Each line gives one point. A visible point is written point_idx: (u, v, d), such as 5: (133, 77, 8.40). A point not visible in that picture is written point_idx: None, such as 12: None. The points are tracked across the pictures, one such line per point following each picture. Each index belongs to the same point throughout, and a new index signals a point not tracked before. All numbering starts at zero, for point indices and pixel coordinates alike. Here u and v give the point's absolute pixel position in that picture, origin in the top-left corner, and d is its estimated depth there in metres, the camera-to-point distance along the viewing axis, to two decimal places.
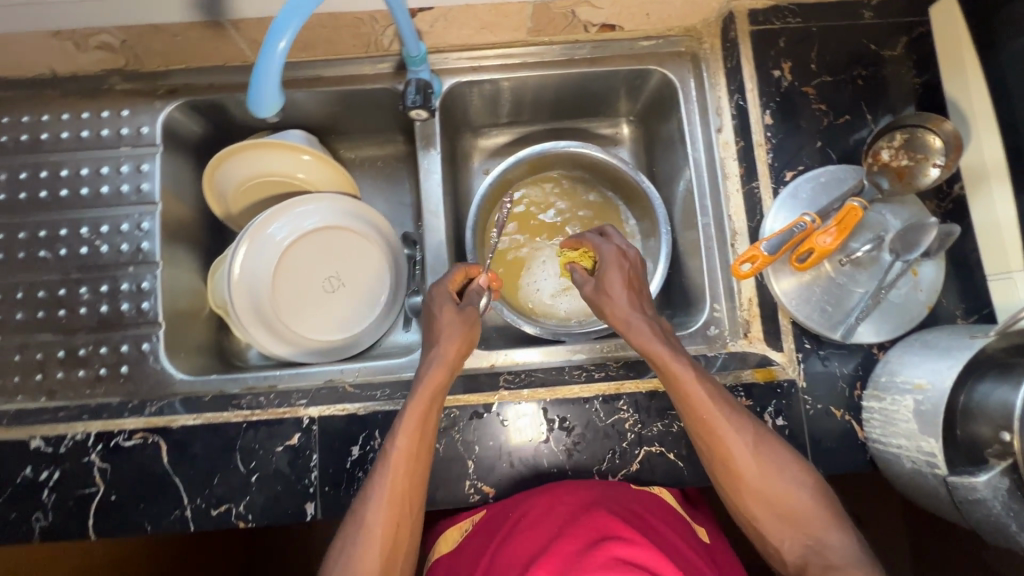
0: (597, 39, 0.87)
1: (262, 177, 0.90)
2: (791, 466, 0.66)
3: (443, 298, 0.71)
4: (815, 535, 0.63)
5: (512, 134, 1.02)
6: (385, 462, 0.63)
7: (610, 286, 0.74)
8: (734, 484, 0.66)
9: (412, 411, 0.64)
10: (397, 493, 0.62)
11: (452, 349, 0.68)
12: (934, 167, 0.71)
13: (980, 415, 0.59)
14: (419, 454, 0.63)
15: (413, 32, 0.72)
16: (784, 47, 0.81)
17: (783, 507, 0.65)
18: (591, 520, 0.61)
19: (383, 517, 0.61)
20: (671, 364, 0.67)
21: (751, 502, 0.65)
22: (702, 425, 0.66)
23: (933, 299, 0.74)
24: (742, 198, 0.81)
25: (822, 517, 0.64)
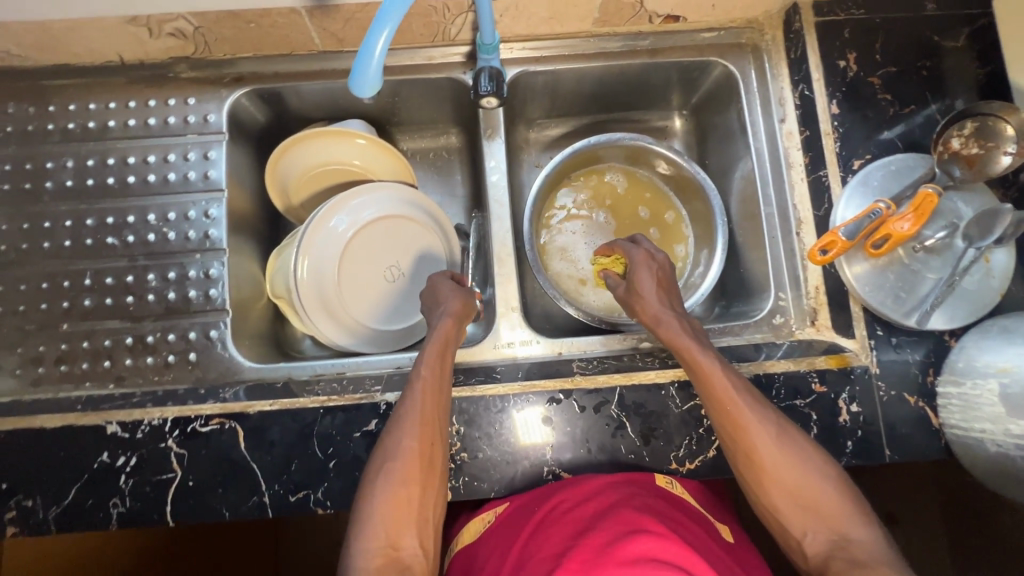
0: (659, 30, 0.88)
1: (321, 166, 0.91)
2: (815, 458, 0.64)
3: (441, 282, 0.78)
4: (841, 530, 0.61)
5: (566, 126, 1.03)
6: (397, 431, 0.63)
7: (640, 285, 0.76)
8: (756, 474, 0.64)
9: (422, 385, 0.66)
10: (412, 464, 0.62)
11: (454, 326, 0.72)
12: (1005, 154, 0.71)
13: None
14: (431, 426, 0.64)
15: (491, 19, 0.73)
16: (849, 38, 0.82)
17: (806, 499, 0.63)
18: (619, 515, 0.59)
19: (400, 489, 0.60)
20: (691, 351, 0.69)
21: (774, 493, 0.63)
22: (722, 410, 0.66)
23: (1005, 286, 0.74)
24: (808, 186, 0.82)
25: (847, 511, 0.62)
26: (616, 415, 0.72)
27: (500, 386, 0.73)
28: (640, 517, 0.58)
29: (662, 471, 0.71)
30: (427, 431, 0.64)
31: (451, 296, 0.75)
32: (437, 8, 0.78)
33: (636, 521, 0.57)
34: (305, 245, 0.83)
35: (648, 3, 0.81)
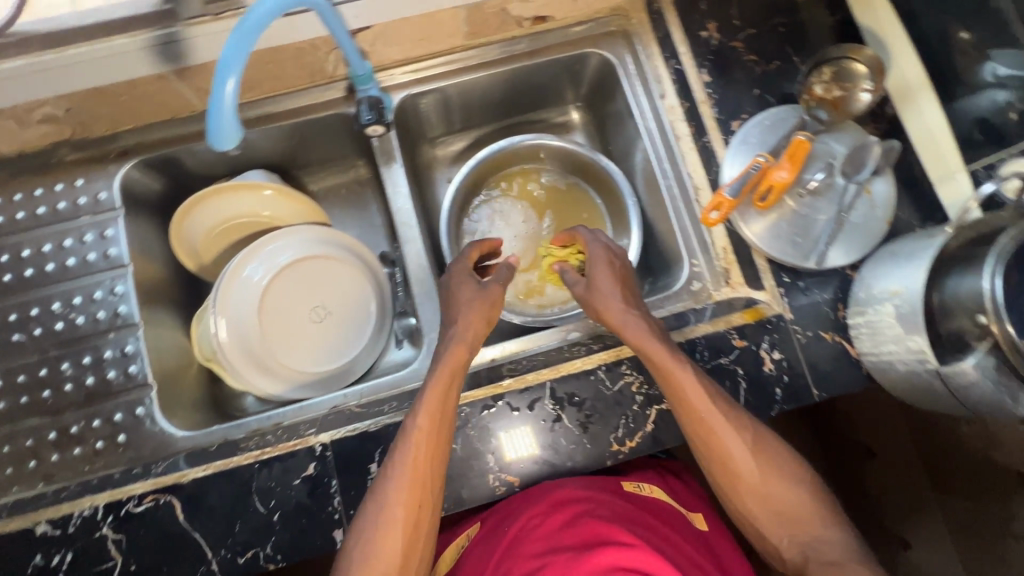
0: (532, 32, 0.90)
1: (229, 222, 0.90)
2: (787, 464, 0.69)
3: (468, 283, 0.77)
4: (811, 532, 0.65)
5: (469, 138, 1.05)
6: (404, 448, 0.65)
7: (600, 282, 0.78)
8: (728, 481, 0.69)
9: (430, 403, 0.67)
10: (414, 482, 0.64)
11: (467, 337, 0.73)
12: (864, 92, 0.76)
13: (955, 307, 0.62)
14: (437, 446, 0.66)
15: (356, 52, 0.75)
16: (706, 10, 0.86)
17: (779, 506, 0.67)
18: (589, 522, 0.65)
19: (401, 507, 0.63)
20: (660, 352, 0.69)
21: (745, 496, 0.68)
22: (694, 421, 0.68)
23: (891, 213, 0.78)
24: (698, 154, 0.84)
25: (816, 514, 0.66)
26: (551, 409, 0.73)
27: None
28: (607, 527, 0.63)
29: (605, 454, 0.72)
30: (432, 451, 0.66)
31: (490, 294, 0.77)
32: (306, 48, 0.79)
33: (605, 532, 0.62)
34: (221, 303, 0.83)
35: (511, 8, 0.83)
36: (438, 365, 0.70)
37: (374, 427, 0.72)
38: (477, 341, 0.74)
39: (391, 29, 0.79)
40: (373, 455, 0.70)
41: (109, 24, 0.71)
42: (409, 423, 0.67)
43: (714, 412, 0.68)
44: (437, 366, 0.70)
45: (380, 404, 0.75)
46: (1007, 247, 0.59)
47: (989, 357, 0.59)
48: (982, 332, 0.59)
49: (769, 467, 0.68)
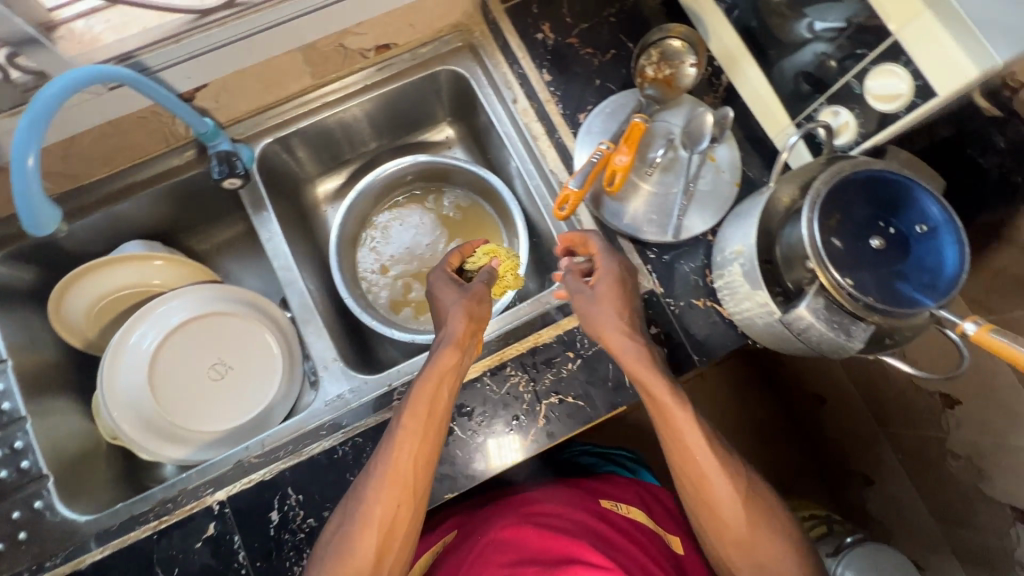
0: (380, 60, 0.92)
1: (112, 295, 0.89)
2: (760, 505, 0.70)
3: (450, 285, 0.78)
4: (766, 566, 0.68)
5: (349, 171, 1.07)
6: (391, 446, 0.66)
7: (603, 298, 0.71)
8: (708, 518, 0.70)
9: (418, 404, 0.68)
10: (398, 482, 0.65)
11: (461, 333, 0.71)
12: (690, 67, 0.82)
13: (795, 261, 0.66)
14: (425, 446, 0.67)
15: (191, 112, 0.76)
16: (538, 12, 0.89)
17: (745, 537, 0.69)
18: (564, 543, 0.72)
19: (379, 506, 0.64)
20: (649, 381, 0.68)
21: (725, 539, 0.70)
22: (684, 456, 0.69)
23: (738, 175, 0.82)
24: (555, 151, 0.87)
25: (785, 562, 0.69)
26: None
27: (326, 441, 0.74)
28: (582, 548, 0.70)
29: (502, 458, 0.73)
30: (421, 454, 0.67)
31: (477, 292, 0.76)
32: (148, 116, 0.79)
33: (579, 553, 0.69)
34: (109, 376, 0.83)
35: (347, 42, 0.84)
36: (433, 362, 0.70)
37: (270, 475, 0.72)
38: (473, 335, 0.73)
39: (229, 83, 0.81)
40: (272, 503, 0.71)
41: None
42: (395, 425, 0.68)
43: (690, 425, 0.69)
44: (433, 363, 0.70)
45: (277, 450, 0.75)
46: (821, 191, 0.63)
47: (818, 299, 0.62)
48: (812, 276, 0.63)
49: (751, 509, 0.69)
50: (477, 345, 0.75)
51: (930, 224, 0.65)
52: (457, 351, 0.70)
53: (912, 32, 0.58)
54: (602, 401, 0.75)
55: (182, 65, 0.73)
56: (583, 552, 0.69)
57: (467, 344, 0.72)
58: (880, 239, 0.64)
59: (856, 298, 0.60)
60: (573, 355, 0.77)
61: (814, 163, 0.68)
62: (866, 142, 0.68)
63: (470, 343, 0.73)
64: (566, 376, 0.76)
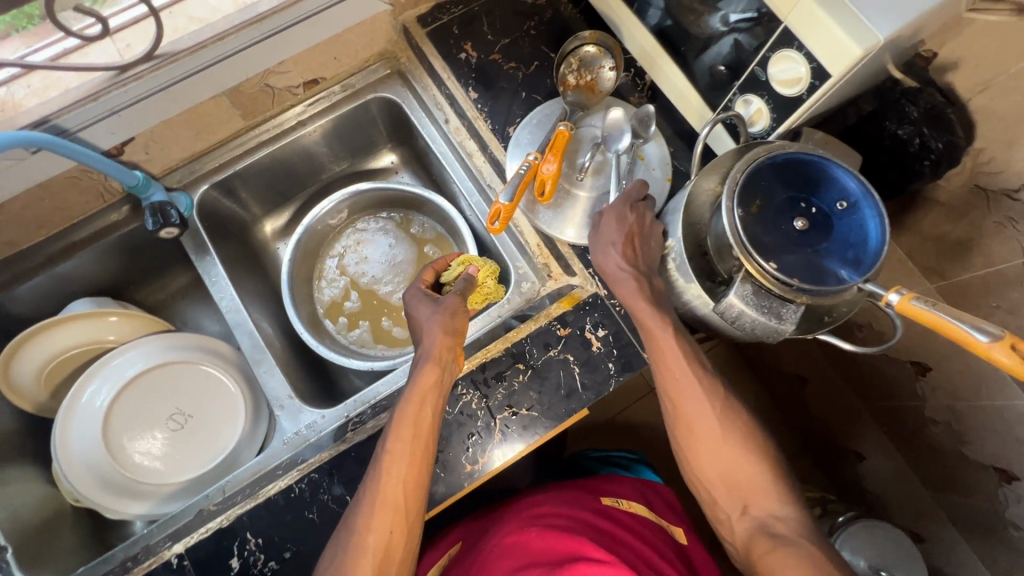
0: (310, 95, 0.93)
1: (61, 355, 0.87)
2: (744, 435, 0.69)
3: (426, 298, 0.77)
4: (767, 515, 0.65)
5: (297, 206, 1.07)
6: (379, 471, 0.66)
7: (605, 232, 0.73)
8: (689, 447, 0.69)
9: (402, 425, 0.67)
10: (390, 504, 0.64)
11: (438, 347, 0.71)
12: (608, 71, 0.83)
13: (724, 249, 0.66)
14: (419, 462, 0.66)
15: (118, 166, 0.77)
16: (459, 33, 0.90)
17: (744, 484, 0.67)
18: (567, 541, 0.71)
19: (372, 532, 0.63)
20: (638, 309, 0.70)
21: (708, 469, 0.68)
22: (669, 385, 0.70)
23: (669, 171, 0.83)
24: (490, 167, 0.88)
25: (771, 491, 0.66)
26: None
27: (281, 481, 0.73)
28: (584, 544, 0.70)
29: (461, 477, 0.73)
30: (411, 474, 0.66)
31: (453, 303, 0.75)
32: (78, 175, 0.79)
33: (583, 548, 0.69)
34: (64, 438, 0.83)
35: (272, 82, 0.85)
36: (414, 381, 0.69)
37: (227, 521, 0.71)
38: (453, 349, 0.73)
39: (157, 133, 0.81)
40: (232, 550, 0.70)
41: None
42: (388, 446, 0.67)
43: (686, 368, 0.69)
44: (413, 381, 0.70)
45: (235, 495, 0.74)
46: (737, 179, 0.64)
47: (745, 285, 0.62)
48: (738, 264, 0.64)
49: (735, 435, 0.68)
50: (460, 358, 0.74)
51: (850, 200, 0.65)
52: (436, 366, 0.70)
53: (798, 17, 0.59)
54: (556, 410, 0.75)
55: (101, 122, 0.73)
56: (586, 548, 0.69)
57: (448, 359, 0.72)
58: (802, 220, 0.65)
59: (782, 281, 0.60)
60: (523, 366, 0.77)
61: (731, 153, 0.69)
62: (778, 127, 0.69)
63: (449, 358, 0.72)
64: (518, 388, 0.76)
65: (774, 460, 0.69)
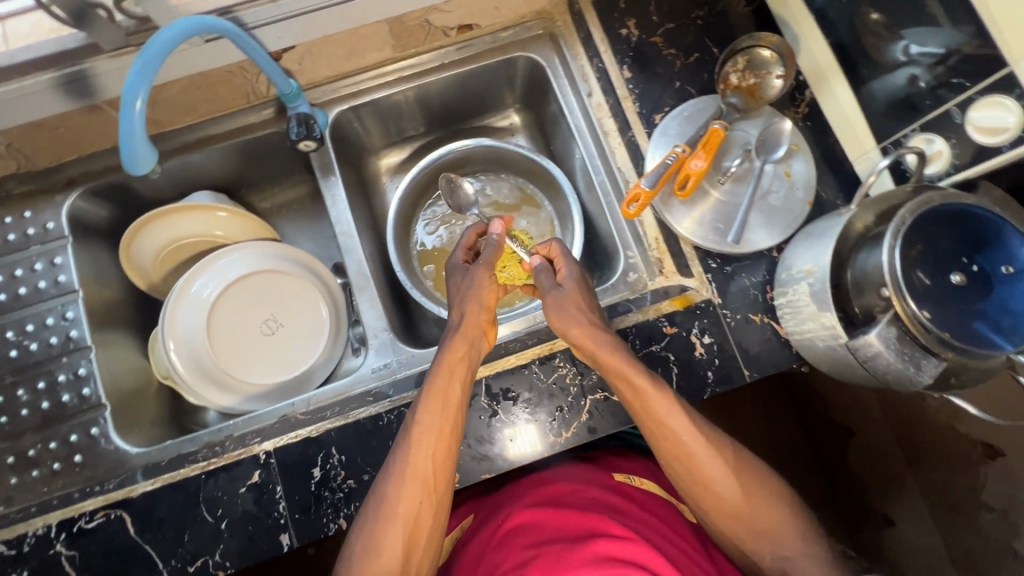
0: (459, 41, 0.92)
1: (178, 242, 0.90)
2: (752, 477, 0.70)
3: (460, 274, 0.80)
4: (784, 548, 0.68)
5: (414, 147, 1.08)
6: (406, 445, 0.67)
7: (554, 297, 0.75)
8: (709, 496, 0.69)
9: (431, 399, 0.68)
10: (418, 477, 0.66)
11: (469, 321, 0.73)
12: (776, 79, 0.79)
13: (866, 284, 0.64)
14: (448, 433, 0.68)
15: (280, 72, 0.77)
16: (624, 7, 0.88)
17: (761, 524, 0.69)
18: (584, 522, 0.68)
19: (403, 502, 0.65)
20: (627, 373, 0.67)
21: (724, 509, 0.69)
22: (659, 431, 0.68)
23: (812, 194, 0.79)
24: (625, 149, 0.86)
25: (790, 531, 0.68)
26: (487, 405, 0.75)
27: (373, 408, 0.75)
28: (600, 521, 0.68)
29: (543, 444, 0.74)
30: (440, 449, 0.67)
31: (487, 280, 0.77)
32: (235, 71, 0.81)
33: (597, 524, 0.67)
34: (170, 320, 0.86)
35: (432, 19, 0.85)
36: (441, 357, 0.71)
37: (316, 433, 0.73)
38: (482, 325, 0.74)
39: (316, 47, 0.82)
40: (316, 460, 0.72)
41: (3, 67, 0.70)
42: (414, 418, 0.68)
43: (671, 427, 0.67)
44: (442, 355, 0.71)
45: (324, 410, 0.77)
46: (905, 219, 0.61)
47: (891, 328, 0.60)
48: (886, 304, 0.61)
49: (745, 481, 0.69)
50: (489, 334, 0.76)
51: (1017, 266, 0.62)
52: (463, 341, 0.72)
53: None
54: None
55: (276, 24, 0.75)
56: (600, 526, 0.67)
57: (475, 333, 0.73)
58: (961, 274, 0.62)
59: (929, 330, 0.59)
60: None
61: (900, 191, 0.66)
62: (956, 175, 0.67)
63: (477, 334, 0.74)
64: None
65: (782, 493, 0.71)
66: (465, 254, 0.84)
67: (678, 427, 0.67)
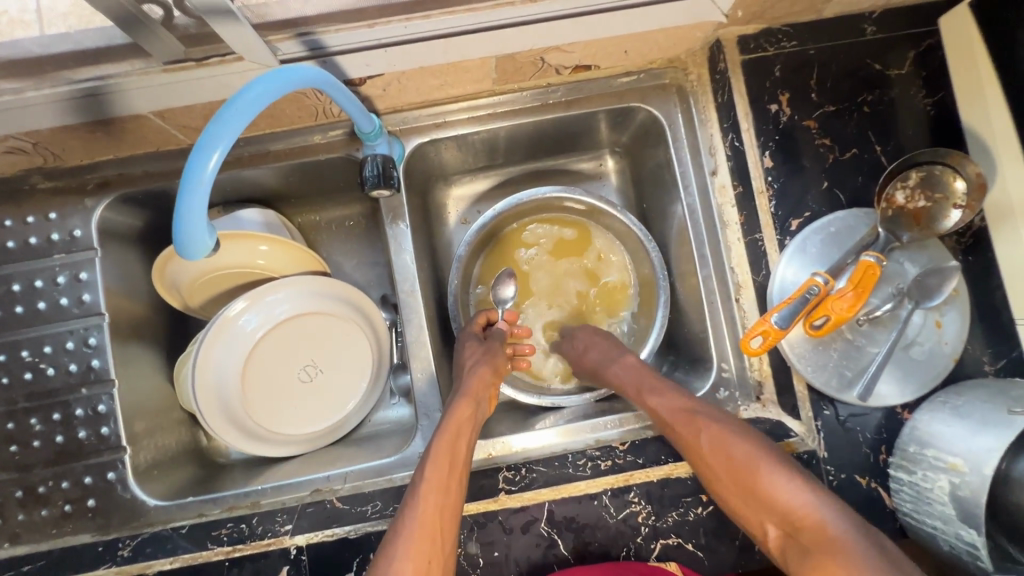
0: (570, 79, 0.77)
1: (214, 272, 0.79)
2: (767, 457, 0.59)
3: (473, 339, 0.78)
4: (839, 559, 0.50)
5: (490, 179, 0.94)
6: (416, 498, 0.59)
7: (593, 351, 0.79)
8: (731, 491, 0.59)
9: (439, 453, 0.63)
10: (428, 530, 0.57)
11: (474, 383, 0.71)
12: (955, 209, 0.65)
13: (1021, 487, 0.54)
14: (450, 483, 0.61)
15: (361, 108, 0.64)
16: (779, 76, 0.72)
17: (804, 528, 0.53)
18: None
19: (410, 562, 0.55)
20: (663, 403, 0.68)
21: (754, 513, 0.57)
22: (701, 454, 0.62)
23: (960, 351, 0.67)
24: (745, 248, 0.74)
25: (810, 505, 0.54)
26: (546, 533, 0.67)
27: None
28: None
29: None
30: (448, 501, 0.61)
31: (497, 350, 0.76)
32: (308, 93, 0.68)
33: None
34: (203, 356, 0.76)
35: (548, 58, 0.70)
36: (449, 414, 0.67)
37: (354, 534, 0.67)
38: (488, 391, 0.72)
39: (406, 77, 0.68)
40: (351, 564, 0.66)
41: (34, 66, 0.57)
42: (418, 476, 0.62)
43: (706, 426, 0.63)
44: (448, 414, 0.67)
45: (364, 502, 0.69)
46: None
47: None
48: None
49: (759, 463, 0.59)
50: (491, 403, 0.74)
51: None
52: (471, 401, 0.69)
53: None
54: (723, 560, 0.67)
55: (367, 51, 0.61)
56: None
57: (480, 396, 0.71)
58: None
59: None
60: (706, 499, 0.67)
61: None
62: None
63: (483, 396, 0.71)
64: (692, 519, 0.67)
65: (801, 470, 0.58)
66: (479, 323, 0.81)
67: (711, 425, 0.63)
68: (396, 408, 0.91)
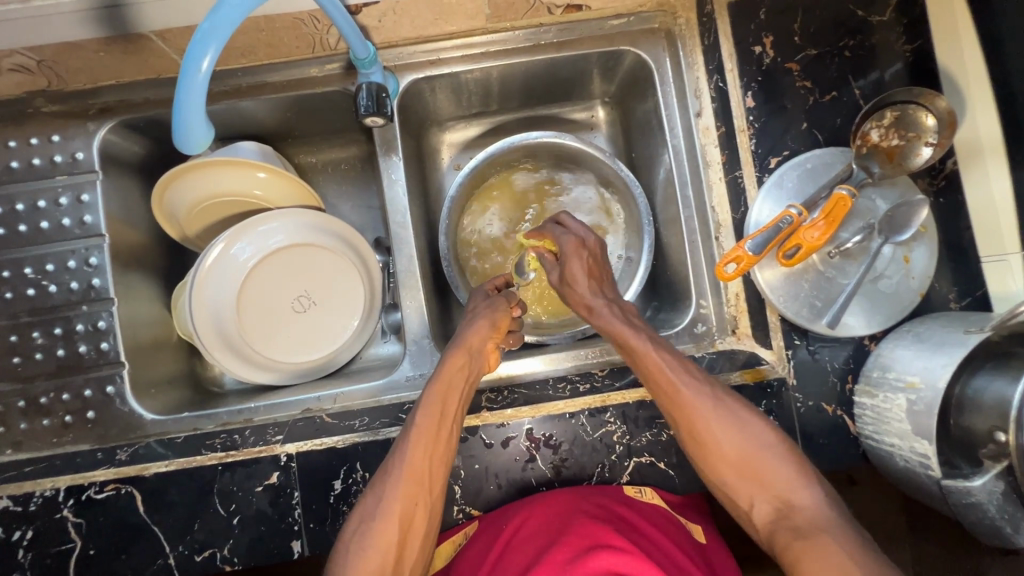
0: (562, 21, 0.79)
1: (216, 199, 0.82)
2: (749, 429, 0.63)
3: (480, 296, 0.78)
4: (782, 495, 0.60)
5: (483, 125, 0.96)
6: (404, 445, 0.62)
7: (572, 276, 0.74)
8: (698, 447, 0.63)
9: (430, 402, 0.64)
10: (414, 476, 0.60)
11: (472, 335, 0.70)
12: (926, 146, 0.67)
13: (974, 408, 0.57)
14: (445, 439, 0.63)
15: (357, 33, 0.66)
16: (764, 20, 0.75)
17: (747, 467, 0.61)
18: (584, 527, 0.60)
19: (398, 505, 0.59)
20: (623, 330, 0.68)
21: (725, 471, 0.62)
22: (663, 389, 0.64)
23: (926, 286, 0.70)
24: (725, 187, 0.77)
25: (789, 479, 0.60)
26: (525, 448, 0.70)
27: None
28: (602, 529, 0.60)
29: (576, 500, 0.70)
30: (438, 452, 0.62)
31: (501, 304, 0.75)
32: (304, 20, 0.69)
33: (598, 533, 0.59)
34: (201, 282, 0.79)
35: None
36: (443, 365, 0.67)
37: (342, 444, 0.70)
38: (487, 342, 0.71)
39: (401, 6, 0.70)
40: (338, 472, 0.69)
41: None
42: (409, 426, 0.63)
43: (673, 375, 0.64)
44: (442, 364, 0.67)
45: (352, 418, 0.73)
46: None
47: (998, 481, 0.56)
48: (998, 450, 0.55)
49: (733, 430, 0.62)
50: (491, 356, 0.72)
51: None
52: (466, 352, 0.68)
53: None
54: (694, 478, 0.70)
55: None
56: (602, 535, 0.59)
57: (477, 347, 0.70)
58: None
59: None
60: None
61: None
62: None
63: (480, 347, 0.70)
64: (665, 440, 0.71)
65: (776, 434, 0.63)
66: (492, 284, 0.81)
67: (675, 375, 0.64)
68: (386, 345, 0.94)
